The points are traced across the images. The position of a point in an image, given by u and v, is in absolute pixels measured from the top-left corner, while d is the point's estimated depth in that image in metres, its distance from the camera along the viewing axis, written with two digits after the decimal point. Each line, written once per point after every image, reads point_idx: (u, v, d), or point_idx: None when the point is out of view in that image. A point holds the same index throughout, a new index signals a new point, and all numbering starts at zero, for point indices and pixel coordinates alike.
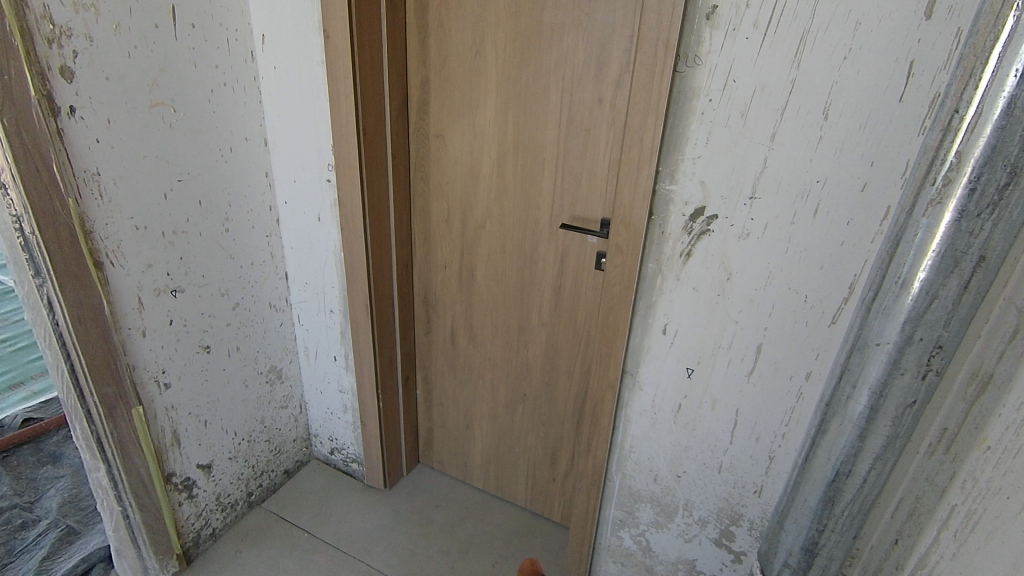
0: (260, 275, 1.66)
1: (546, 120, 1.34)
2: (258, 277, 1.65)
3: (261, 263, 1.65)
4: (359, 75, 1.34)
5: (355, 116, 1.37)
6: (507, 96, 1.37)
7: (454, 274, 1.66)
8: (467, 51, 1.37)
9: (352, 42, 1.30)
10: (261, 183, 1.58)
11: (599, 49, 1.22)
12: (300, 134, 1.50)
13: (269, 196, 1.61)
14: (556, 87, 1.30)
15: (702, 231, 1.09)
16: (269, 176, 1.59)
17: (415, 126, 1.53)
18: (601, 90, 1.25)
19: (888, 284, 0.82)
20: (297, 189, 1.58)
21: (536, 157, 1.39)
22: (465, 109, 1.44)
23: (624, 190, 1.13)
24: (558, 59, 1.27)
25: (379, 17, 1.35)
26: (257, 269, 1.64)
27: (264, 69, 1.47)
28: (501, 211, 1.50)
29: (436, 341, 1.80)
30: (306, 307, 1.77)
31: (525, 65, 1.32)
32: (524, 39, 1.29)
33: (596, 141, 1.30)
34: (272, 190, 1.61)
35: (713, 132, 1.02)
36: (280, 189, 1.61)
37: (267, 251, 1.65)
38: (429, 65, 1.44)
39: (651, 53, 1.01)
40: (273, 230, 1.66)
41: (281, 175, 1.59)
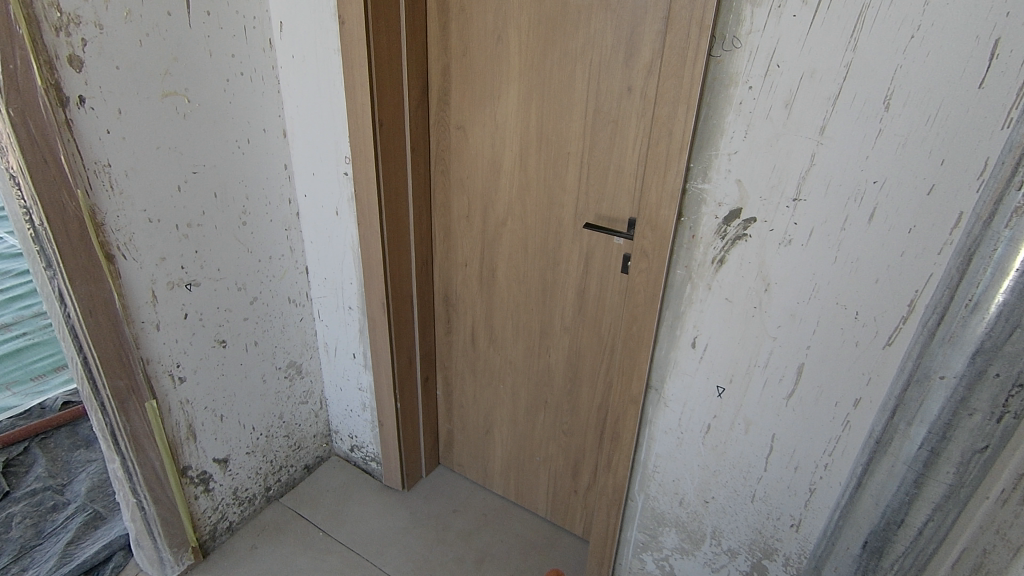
0: (279, 270, 1.63)
1: (571, 112, 1.24)
2: (276, 271, 1.62)
3: (280, 258, 1.62)
4: (374, 64, 1.28)
5: (371, 107, 1.31)
6: (530, 85, 1.27)
7: (474, 273, 1.59)
8: (489, 37, 1.28)
9: (368, 29, 1.24)
10: (280, 176, 1.54)
11: (630, 33, 1.11)
12: (319, 126, 1.46)
13: (288, 189, 1.58)
14: (581, 75, 1.20)
15: (737, 236, 0.97)
16: (288, 169, 1.55)
17: (435, 117, 1.46)
18: (630, 78, 1.14)
19: (952, 313, 0.69)
20: (316, 182, 1.54)
21: (561, 152, 1.29)
22: (487, 100, 1.35)
23: (649, 188, 1.02)
24: (583, 45, 1.17)
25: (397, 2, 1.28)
26: (275, 264, 1.61)
27: (282, 58, 1.43)
28: (523, 208, 1.41)
29: (456, 341, 1.73)
30: (326, 303, 1.73)
31: (549, 53, 1.22)
32: (548, 23, 1.19)
33: (625, 134, 1.19)
34: (292, 183, 1.58)
35: (752, 124, 0.90)
36: (299, 182, 1.57)
37: (286, 245, 1.62)
38: (450, 53, 1.36)
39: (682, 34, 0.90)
40: (292, 224, 1.62)
41: (300, 167, 1.55)
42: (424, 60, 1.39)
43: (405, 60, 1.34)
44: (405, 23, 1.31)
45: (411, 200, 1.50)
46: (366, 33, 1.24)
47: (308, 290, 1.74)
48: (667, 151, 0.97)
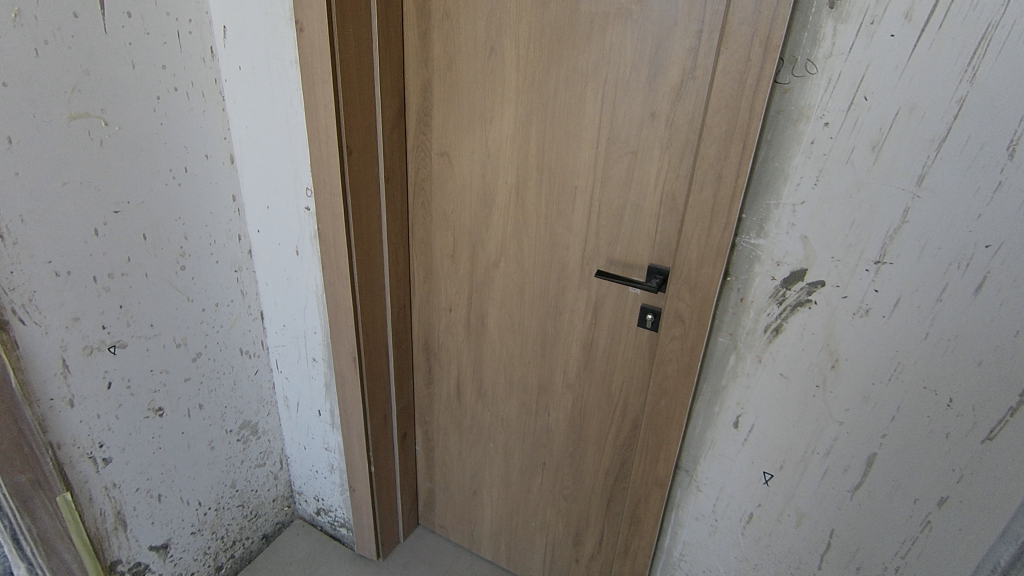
0: (228, 318, 1.38)
1: (580, 140, 1.04)
2: (224, 320, 1.37)
3: (228, 304, 1.37)
4: (340, 81, 1.05)
5: (338, 132, 1.08)
6: (529, 106, 1.07)
7: (460, 318, 1.38)
8: (481, 48, 1.07)
9: (332, 38, 1.01)
10: (228, 209, 1.30)
11: (655, 48, 0.92)
12: (273, 152, 1.22)
13: (238, 223, 1.33)
14: (592, 97, 1.00)
15: (799, 301, 0.79)
16: (237, 200, 1.31)
17: (413, 140, 1.23)
18: (654, 102, 0.95)
19: None
20: (271, 216, 1.30)
21: (566, 186, 1.09)
22: (476, 122, 1.14)
23: (688, 240, 0.84)
24: (597, 61, 0.98)
25: (368, 5, 1.06)
26: (222, 311, 1.36)
27: (227, 70, 1.19)
28: (520, 249, 1.20)
29: (439, 393, 1.52)
30: (286, 352, 1.49)
31: (553, 70, 1.02)
32: (554, 34, 0.99)
33: (646, 168, 1.00)
34: (241, 217, 1.33)
35: (826, 169, 0.71)
36: (251, 215, 1.33)
37: (236, 288, 1.38)
38: (432, 65, 1.14)
39: (743, 54, 0.72)
40: (244, 263, 1.38)
41: (252, 199, 1.31)
42: (400, 74, 1.17)
43: (377, 74, 1.11)
44: (378, 31, 1.08)
45: (386, 238, 1.28)
46: (330, 43, 1.01)
47: (264, 338, 1.49)
48: (715, 196, 0.79)
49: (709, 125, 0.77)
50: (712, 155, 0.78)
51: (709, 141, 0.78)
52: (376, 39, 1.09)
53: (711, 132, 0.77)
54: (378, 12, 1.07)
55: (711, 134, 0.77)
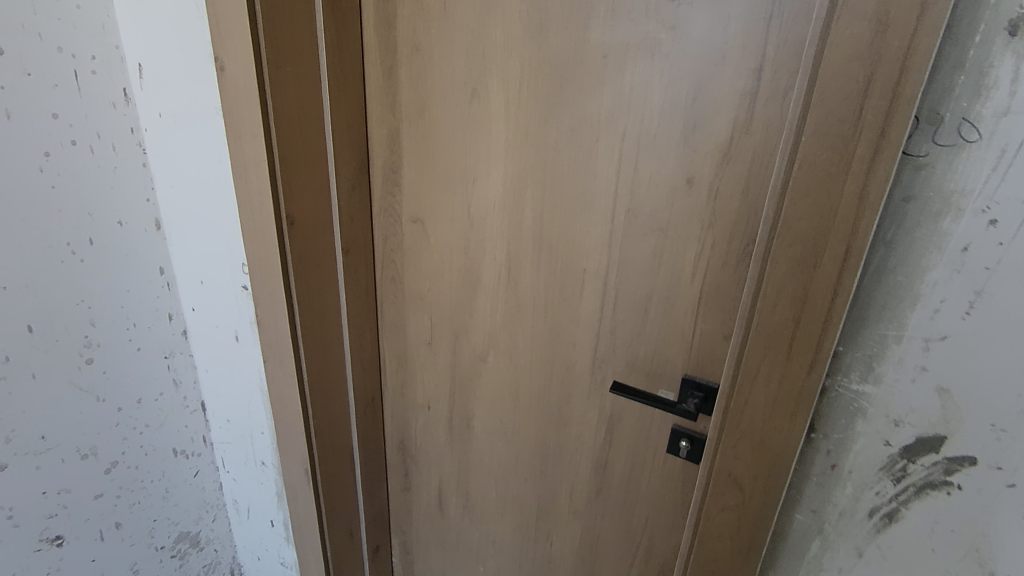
0: (156, 414, 1.12)
1: (589, 211, 0.78)
2: (150, 418, 1.11)
3: (156, 399, 1.11)
4: (276, 135, 0.80)
5: (275, 199, 0.83)
6: (523, 166, 0.81)
7: (441, 418, 1.10)
8: (459, 91, 0.82)
9: (262, 79, 0.77)
10: (154, 285, 1.05)
11: (693, 93, 0.66)
12: (204, 218, 0.97)
13: (168, 301, 1.08)
14: (606, 156, 0.74)
15: (929, 483, 0.51)
16: (165, 273, 1.06)
17: (379, 202, 0.98)
18: (692, 165, 0.69)
19: None
20: (207, 293, 1.05)
21: (571, 268, 0.83)
22: (455, 183, 0.88)
23: (750, 380, 0.56)
24: (611, 109, 0.72)
25: (314, 36, 0.81)
26: (146, 408, 1.10)
27: (147, 118, 0.95)
28: (512, 342, 0.93)
29: (417, 501, 1.24)
30: (233, 451, 1.23)
31: (552, 120, 0.76)
32: (554, 73, 0.74)
33: (680, 251, 0.73)
34: (172, 293, 1.08)
35: (991, 290, 0.45)
36: (184, 291, 1.08)
37: (167, 378, 1.12)
38: (400, 111, 0.89)
39: (849, 112, 0.46)
40: (178, 347, 1.12)
41: (184, 272, 1.06)
42: (361, 122, 0.92)
43: (329, 123, 0.86)
44: (328, 68, 0.83)
45: (346, 322, 1.02)
46: (259, 86, 0.77)
47: (207, 432, 1.23)
48: (795, 320, 0.52)
49: (789, 215, 0.50)
50: (793, 258, 0.51)
51: (788, 236, 0.51)
52: (326, 79, 0.84)
53: (794, 224, 0.51)
54: (329, 44, 0.82)
55: (792, 228, 0.50)
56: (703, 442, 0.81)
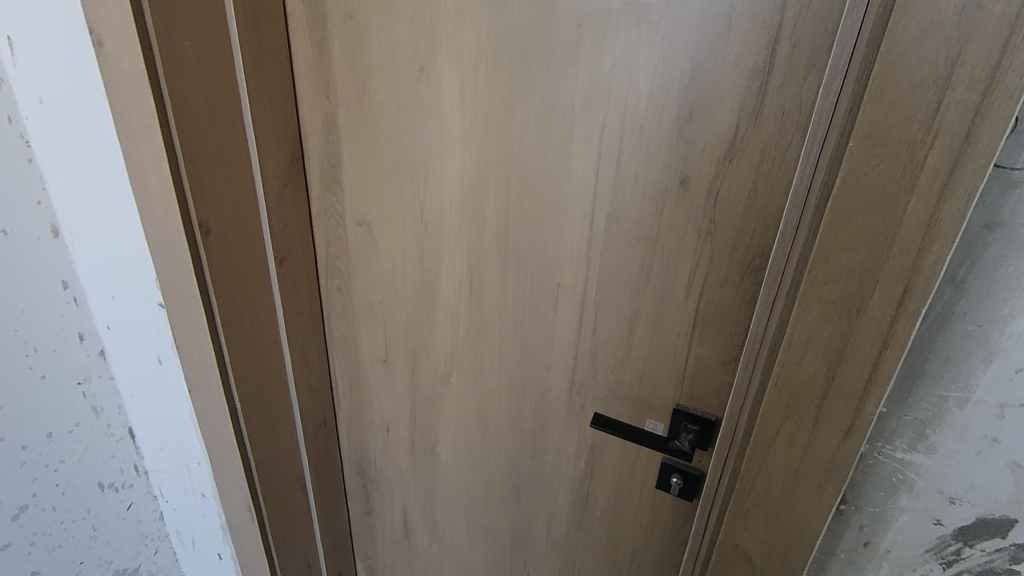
0: (73, 448, 0.98)
1: (563, 216, 0.65)
2: (66, 453, 0.96)
3: (70, 432, 0.96)
4: (176, 125, 0.65)
5: (181, 204, 0.68)
6: (483, 161, 0.67)
7: (402, 442, 0.98)
8: (403, 70, 0.68)
9: (150, 57, 0.61)
10: (58, 302, 0.89)
11: (689, 73, 0.53)
12: (107, 224, 0.82)
13: (77, 319, 0.93)
14: (581, 151, 0.61)
15: (988, 568, 0.50)
16: (70, 287, 0.90)
17: (317, 202, 0.83)
18: (687, 162, 0.56)
19: None
20: (120, 310, 0.90)
21: (543, 282, 0.70)
22: (405, 181, 0.74)
23: (771, 440, 0.50)
24: (586, 93, 0.58)
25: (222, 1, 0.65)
26: (60, 442, 0.95)
27: (27, 103, 0.77)
28: (478, 363, 0.81)
29: (381, 527, 1.12)
30: (169, 480, 1.09)
31: (517, 106, 0.63)
32: (517, 48, 0.60)
33: (672, 264, 0.62)
34: (80, 310, 0.93)
35: None
36: (96, 307, 0.93)
37: (84, 407, 0.97)
38: (335, 93, 0.74)
39: (926, 102, 0.37)
40: (95, 370, 0.98)
41: (93, 287, 0.91)
42: (290, 107, 0.77)
43: (247, 109, 0.71)
44: (241, 41, 0.68)
45: (286, 341, 0.88)
46: (147, 65, 0.61)
47: (138, 460, 1.09)
48: (829, 376, 0.46)
49: (826, 247, 0.43)
50: (828, 302, 0.44)
51: (822, 275, 0.44)
52: (239, 55, 0.68)
53: (834, 258, 0.43)
54: (239, 11, 0.66)
55: (829, 263, 0.43)
56: (698, 479, 0.70)
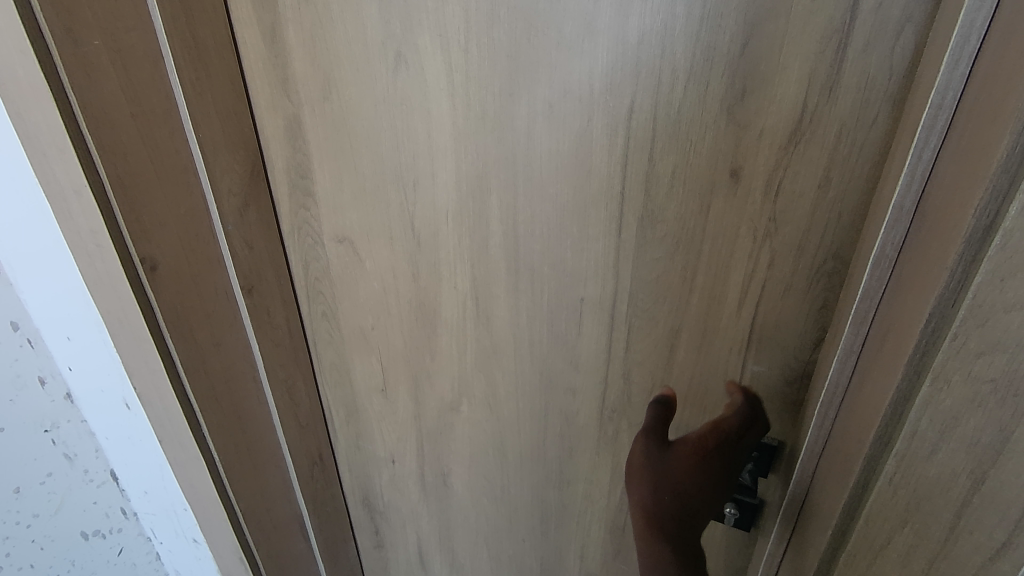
0: (47, 500, 0.81)
1: (586, 222, 0.55)
2: (38, 506, 0.81)
3: (41, 483, 0.80)
4: (96, 145, 0.54)
5: (117, 239, 0.58)
6: (481, 162, 0.56)
7: (410, 475, 0.88)
8: (377, 56, 0.55)
9: (50, 64, 0.50)
10: (6, 346, 0.70)
11: (742, 38, 0.42)
12: (39, 233, 0.61)
13: (29, 359, 0.72)
14: (603, 143, 0.50)
15: None
16: (21, 329, 0.70)
17: (289, 219, 0.72)
18: (740, 151, 0.46)
19: None
20: (78, 354, 0.70)
21: (564, 298, 0.60)
22: (391, 190, 0.63)
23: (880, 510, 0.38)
24: (608, 72, 0.47)
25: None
26: (29, 497, 0.79)
27: None
28: (491, 389, 0.71)
29: (395, 560, 1.03)
30: (162, 527, 0.88)
31: (521, 93, 0.51)
32: (515, 20, 0.48)
33: (722, 271, 0.51)
34: (38, 353, 0.73)
35: None
36: (49, 341, 0.72)
37: (55, 456, 0.79)
38: (296, 91, 0.61)
39: None
40: (63, 416, 0.78)
41: (39, 316, 0.69)
42: (243, 111, 0.65)
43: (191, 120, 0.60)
44: (170, 36, 0.56)
45: (267, 377, 0.78)
46: (46, 74, 0.50)
47: (127, 504, 0.88)
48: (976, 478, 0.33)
49: None
50: (973, 384, 0.31)
51: (975, 343, 0.30)
52: (168, 53, 0.57)
53: (997, 319, 0.30)
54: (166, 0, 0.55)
55: (989, 325, 0.30)
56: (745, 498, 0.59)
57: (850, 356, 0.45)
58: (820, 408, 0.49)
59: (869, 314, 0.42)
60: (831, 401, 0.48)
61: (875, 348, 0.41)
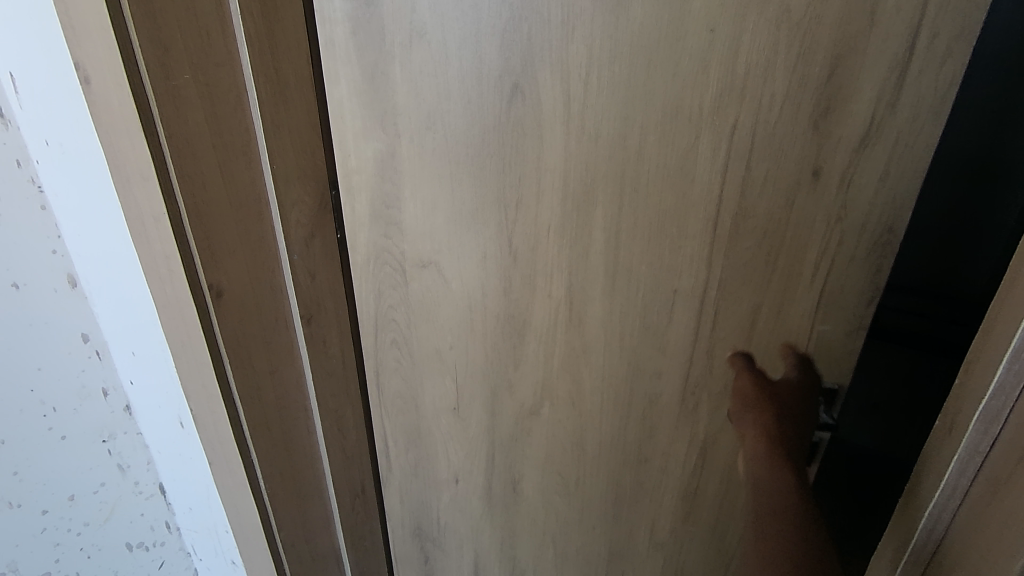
0: (97, 510, 0.77)
1: (684, 222, 0.64)
2: (87, 517, 0.77)
3: (93, 493, 0.76)
4: (178, 174, 0.54)
5: (187, 265, 0.57)
6: (590, 178, 0.63)
7: (476, 490, 0.90)
8: (491, 89, 0.60)
9: (141, 92, 0.49)
10: (73, 355, 0.69)
11: (830, 68, 0.55)
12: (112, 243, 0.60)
13: (93, 369, 0.70)
14: (708, 155, 0.60)
15: None
16: (91, 340, 0.69)
17: (364, 248, 0.72)
18: (821, 156, 0.59)
19: None
20: (141, 369, 0.69)
21: (658, 291, 0.69)
22: (488, 211, 0.67)
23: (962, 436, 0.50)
24: (717, 97, 0.57)
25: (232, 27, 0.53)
26: (79, 506, 0.75)
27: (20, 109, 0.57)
28: (576, 387, 0.78)
29: None
30: (203, 546, 0.85)
31: (636, 116, 0.59)
32: (636, 56, 0.57)
33: (800, 251, 0.64)
34: (105, 364, 0.71)
35: None
36: (115, 352, 0.70)
37: (109, 467, 0.76)
38: (394, 122, 0.63)
39: None
40: (121, 427, 0.75)
41: (110, 326, 0.68)
42: (317, 145, 0.65)
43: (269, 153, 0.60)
44: (256, 70, 0.56)
45: (318, 408, 0.76)
46: (136, 101, 0.50)
47: (173, 518, 0.85)
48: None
49: None
50: None
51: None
52: (252, 88, 0.56)
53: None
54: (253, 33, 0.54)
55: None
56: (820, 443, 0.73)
57: (974, 458, 0.46)
58: (936, 502, 0.50)
59: (1000, 412, 0.44)
60: (946, 504, 0.49)
61: (1010, 462, 0.42)
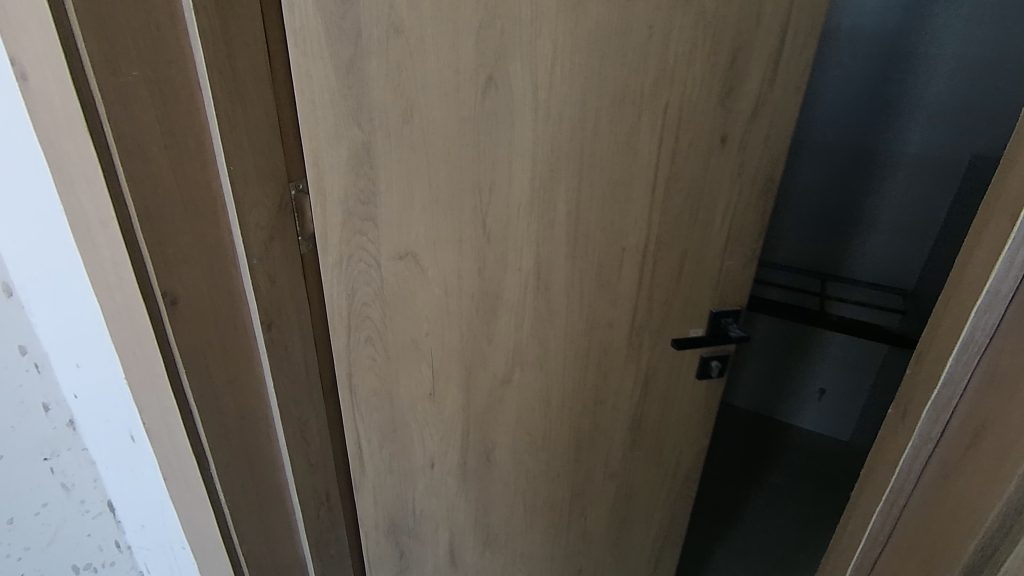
0: (44, 531, 0.77)
1: (630, 189, 0.76)
2: (30, 539, 0.76)
3: (35, 515, 0.75)
4: (126, 176, 0.51)
5: (139, 271, 0.55)
6: (555, 157, 0.71)
7: (451, 469, 0.94)
8: (468, 82, 0.65)
9: (88, 95, 0.48)
10: (12, 371, 0.67)
11: (732, 57, 0.70)
12: (55, 255, 0.60)
13: (32, 386, 0.69)
14: (649, 130, 0.73)
15: None
16: (29, 352, 0.68)
17: (337, 248, 0.71)
18: (727, 126, 0.75)
19: None
20: (88, 381, 0.68)
21: (610, 250, 0.80)
22: (464, 197, 0.71)
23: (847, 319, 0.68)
24: (655, 82, 0.70)
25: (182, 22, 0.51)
26: (22, 529, 0.75)
27: None
28: (543, 350, 0.86)
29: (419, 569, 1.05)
30: (156, 561, 0.85)
31: (592, 102, 0.69)
32: (594, 49, 0.66)
33: (713, 203, 0.80)
34: (44, 378, 0.70)
35: None
36: (59, 368, 0.70)
37: (52, 486, 0.75)
38: (371, 118, 0.64)
39: None
40: (65, 444, 0.74)
41: (54, 342, 0.67)
42: (274, 145, 0.62)
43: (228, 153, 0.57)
44: (210, 69, 0.53)
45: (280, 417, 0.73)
46: (82, 102, 0.48)
47: (121, 535, 0.85)
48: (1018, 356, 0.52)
49: None
50: None
51: None
52: (206, 87, 0.54)
53: None
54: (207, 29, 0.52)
55: None
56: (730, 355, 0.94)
57: (926, 444, 0.50)
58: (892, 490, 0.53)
59: (950, 400, 0.47)
60: (900, 489, 0.53)
61: (963, 444, 0.46)
